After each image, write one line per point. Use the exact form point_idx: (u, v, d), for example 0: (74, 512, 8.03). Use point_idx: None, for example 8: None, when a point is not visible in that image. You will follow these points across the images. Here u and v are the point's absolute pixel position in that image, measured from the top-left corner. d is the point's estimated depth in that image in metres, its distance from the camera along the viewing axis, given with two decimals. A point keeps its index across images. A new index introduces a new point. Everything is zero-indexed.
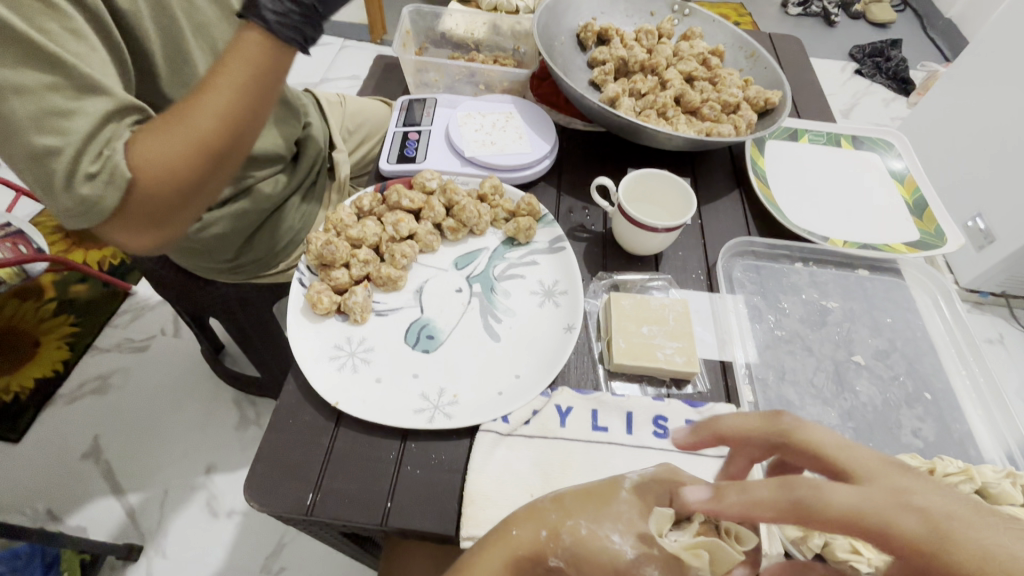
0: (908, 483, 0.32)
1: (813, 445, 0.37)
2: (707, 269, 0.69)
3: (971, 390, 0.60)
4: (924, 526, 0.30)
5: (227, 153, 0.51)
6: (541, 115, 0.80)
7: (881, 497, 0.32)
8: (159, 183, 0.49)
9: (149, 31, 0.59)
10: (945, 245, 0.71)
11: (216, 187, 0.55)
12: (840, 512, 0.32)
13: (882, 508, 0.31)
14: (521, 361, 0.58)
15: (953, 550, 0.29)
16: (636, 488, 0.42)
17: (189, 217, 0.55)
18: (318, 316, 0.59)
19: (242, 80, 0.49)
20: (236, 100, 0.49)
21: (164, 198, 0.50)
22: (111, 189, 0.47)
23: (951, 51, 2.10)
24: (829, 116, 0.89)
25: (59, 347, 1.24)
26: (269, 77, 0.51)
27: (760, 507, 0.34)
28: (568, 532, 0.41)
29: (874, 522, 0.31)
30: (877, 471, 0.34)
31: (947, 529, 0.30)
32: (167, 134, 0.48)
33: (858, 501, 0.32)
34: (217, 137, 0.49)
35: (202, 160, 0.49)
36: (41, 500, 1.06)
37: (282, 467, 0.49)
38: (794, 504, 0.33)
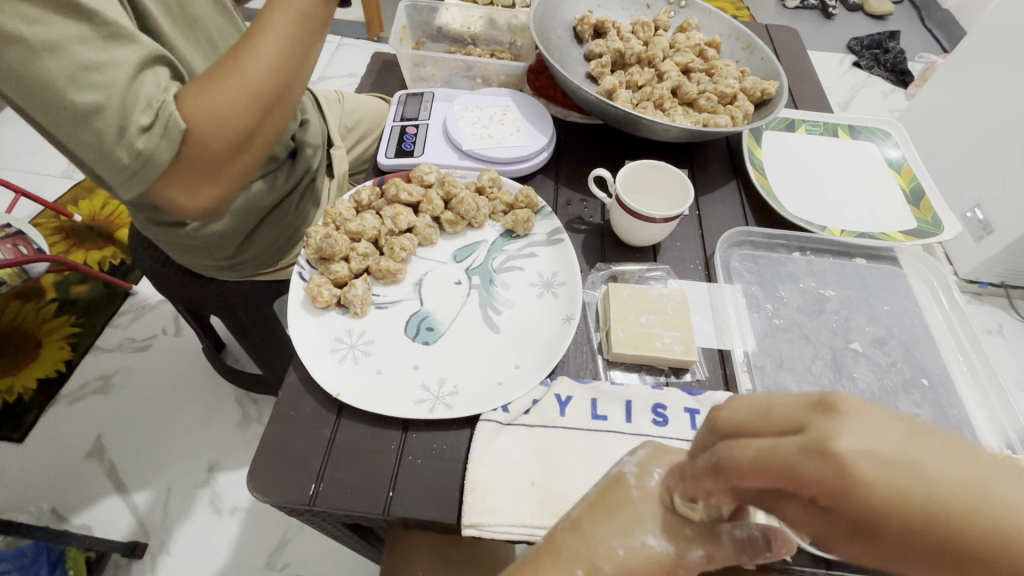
0: (831, 426, 0.27)
1: (739, 422, 0.33)
2: (705, 259, 0.69)
3: (969, 377, 0.60)
4: (840, 478, 0.27)
5: (273, 104, 0.55)
6: (538, 108, 0.80)
7: (790, 449, 0.28)
8: (213, 132, 0.51)
9: (151, 19, 0.60)
10: (942, 233, 0.71)
11: (263, 145, 0.58)
12: (749, 469, 0.30)
13: (789, 459, 0.28)
14: (519, 352, 0.58)
15: (868, 489, 0.26)
16: (639, 478, 0.42)
17: (236, 176, 0.58)
18: (318, 308, 0.59)
19: (283, 33, 0.53)
20: (278, 50, 0.53)
21: (216, 148, 0.52)
22: (167, 140, 0.49)
23: (950, 42, 2.10)
24: (826, 107, 0.89)
25: (62, 347, 1.25)
26: (306, 32, 0.55)
27: (701, 478, 0.34)
28: (608, 560, 0.39)
29: (783, 477, 0.28)
30: (800, 419, 0.29)
31: (867, 474, 0.26)
32: (218, 83, 0.51)
33: (767, 463, 0.29)
34: (266, 86, 0.53)
35: (252, 109, 0.53)
36: (47, 499, 1.07)
37: (283, 458, 0.50)
38: (716, 467, 0.32)
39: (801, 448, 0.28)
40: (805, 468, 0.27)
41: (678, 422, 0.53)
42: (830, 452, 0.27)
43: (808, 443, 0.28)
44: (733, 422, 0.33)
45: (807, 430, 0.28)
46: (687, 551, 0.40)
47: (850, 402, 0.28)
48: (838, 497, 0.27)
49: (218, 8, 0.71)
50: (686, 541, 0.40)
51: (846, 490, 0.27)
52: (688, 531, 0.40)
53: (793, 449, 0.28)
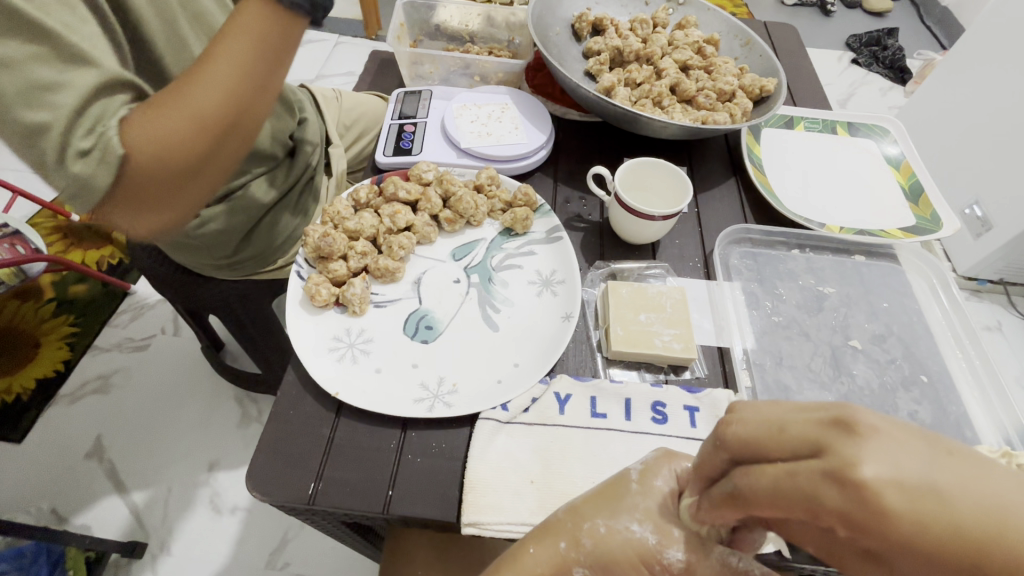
0: (854, 452, 0.28)
1: (749, 444, 0.33)
2: (704, 257, 0.69)
3: (968, 373, 0.60)
4: (865, 506, 0.28)
5: (225, 132, 0.49)
6: (537, 106, 0.80)
7: (808, 474, 0.29)
8: (154, 161, 0.47)
9: (144, 18, 0.59)
10: (940, 230, 0.71)
11: (222, 169, 0.53)
12: (766, 499, 0.31)
13: (808, 485, 0.29)
14: (519, 350, 0.58)
15: (896, 519, 0.27)
16: (643, 477, 0.43)
17: (196, 202, 0.54)
18: (316, 307, 0.59)
19: (240, 55, 0.46)
20: (234, 76, 0.46)
21: (160, 177, 0.48)
22: (104, 167, 0.46)
23: (948, 39, 2.10)
24: (825, 104, 0.89)
25: (60, 346, 1.25)
26: (272, 52, 0.48)
27: (716, 508, 0.34)
28: (587, 535, 0.41)
29: (804, 506, 0.29)
30: (819, 440, 0.30)
31: (890, 501, 0.27)
32: (164, 110, 0.46)
33: (783, 492, 0.30)
34: (214, 113, 0.47)
35: (198, 141, 0.47)
36: (46, 499, 1.07)
37: (282, 457, 0.50)
38: (732, 495, 0.33)
39: (819, 473, 0.29)
40: (825, 494, 0.28)
41: (677, 420, 0.53)
42: (853, 480, 0.28)
43: (827, 469, 0.29)
44: (740, 442, 0.34)
45: (825, 453, 0.29)
46: (667, 548, 0.40)
47: (864, 419, 0.29)
48: (860, 525, 0.28)
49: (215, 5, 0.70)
50: (670, 539, 0.40)
51: (871, 521, 0.28)
52: (677, 532, 0.41)
53: (812, 476, 0.29)
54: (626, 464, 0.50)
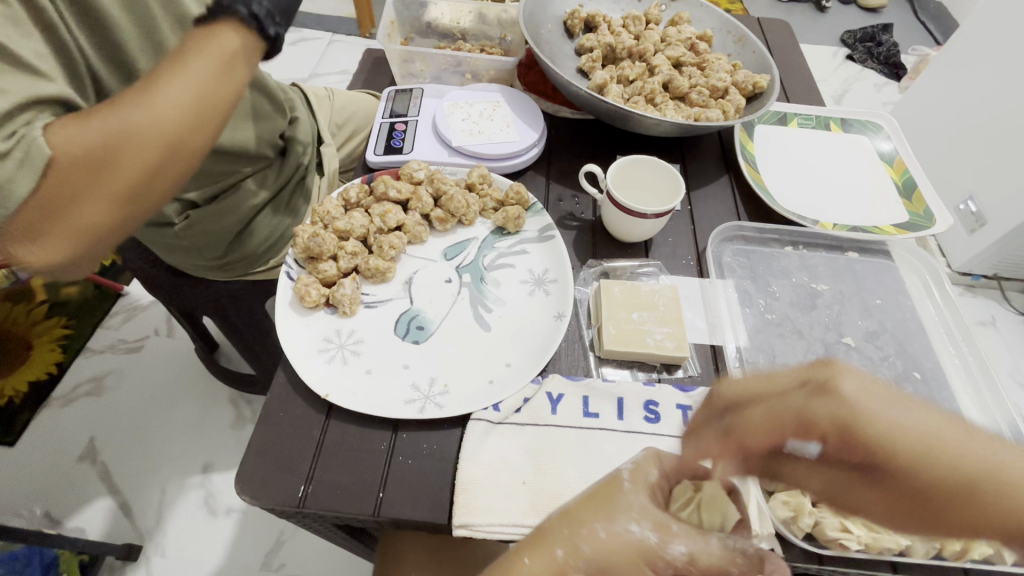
0: (831, 375, 0.40)
1: (747, 391, 0.44)
2: (697, 255, 0.69)
3: (961, 370, 0.60)
4: (841, 408, 0.38)
5: (162, 150, 0.47)
6: (529, 103, 0.79)
7: (796, 396, 0.40)
8: (77, 169, 0.45)
9: (123, 22, 0.59)
10: (933, 226, 0.71)
11: (153, 197, 0.49)
12: (760, 422, 0.41)
13: (799, 403, 0.40)
14: (511, 350, 0.57)
15: (868, 423, 0.38)
16: (634, 475, 0.44)
17: (115, 232, 0.49)
18: (306, 308, 0.59)
19: (185, 74, 0.47)
20: (175, 89, 0.46)
21: (78, 189, 0.45)
22: (23, 170, 0.43)
23: (942, 34, 2.10)
24: (819, 100, 0.89)
25: (52, 348, 1.22)
26: (220, 78, 0.49)
27: (710, 442, 0.45)
28: (587, 541, 0.40)
29: (795, 419, 0.40)
30: (800, 378, 0.41)
31: (863, 410, 0.38)
32: (96, 117, 0.45)
33: (777, 410, 0.40)
34: (149, 126, 0.45)
35: (124, 149, 0.45)
36: (39, 503, 1.06)
37: (272, 460, 0.49)
38: (728, 432, 0.43)
39: (807, 394, 0.40)
40: (816, 408, 0.39)
41: (670, 419, 0.53)
42: (834, 392, 0.38)
43: (813, 388, 0.39)
44: (737, 391, 0.44)
45: (810, 381, 0.40)
46: (669, 543, 0.40)
47: (841, 362, 0.40)
48: (847, 432, 0.38)
49: None
50: (670, 535, 0.40)
51: (850, 422, 0.38)
52: (676, 528, 0.41)
53: (801, 397, 0.40)
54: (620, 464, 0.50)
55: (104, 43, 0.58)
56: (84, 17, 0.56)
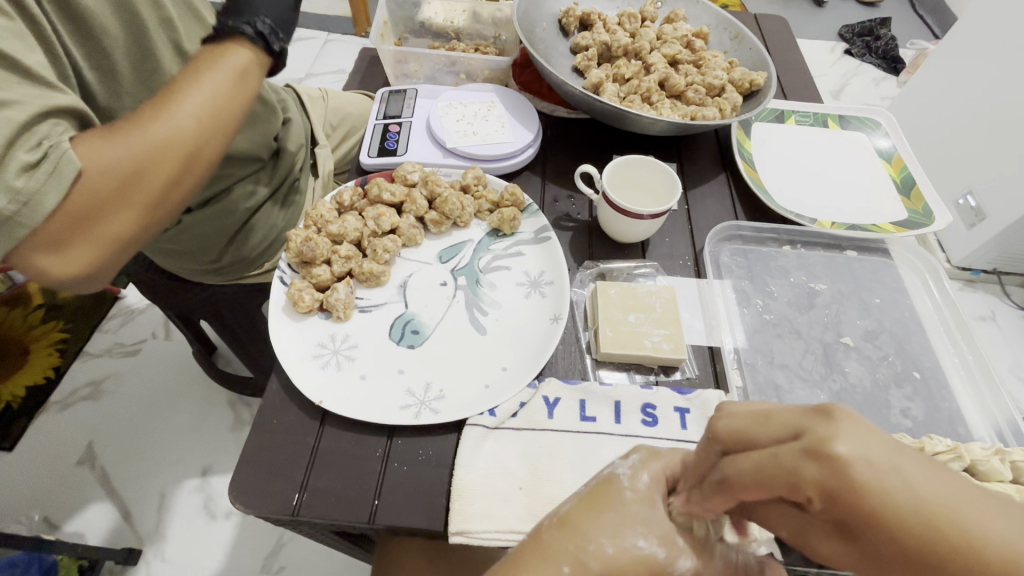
0: (833, 431, 0.28)
1: (738, 435, 0.33)
2: (694, 255, 0.68)
3: (960, 369, 0.59)
4: (837, 478, 0.27)
5: (188, 158, 0.48)
6: (524, 103, 0.78)
7: (789, 454, 0.29)
8: (108, 179, 0.44)
9: (114, 29, 0.58)
10: (932, 223, 0.70)
11: (171, 206, 0.50)
12: (750, 479, 0.31)
13: (788, 462, 0.29)
14: (507, 354, 0.57)
15: (864, 494, 0.27)
16: (634, 482, 0.42)
17: (133, 241, 0.48)
18: (300, 314, 0.58)
19: (208, 86, 0.49)
20: (210, 102, 0.48)
21: (106, 198, 0.44)
22: (51, 183, 0.41)
23: (940, 28, 2.09)
24: (816, 97, 0.88)
25: (50, 353, 1.22)
26: (238, 90, 0.51)
27: (709, 496, 0.35)
28: (595, 558, 0.39)
29: (783, 482, 0.29)
30: (802, 424, 0.30)
31: (862, 477, 0.27)
32: (128, 130, 0.45)
33: (764, 470, 0.30)
34: (179, 135, 0.46)
35: (168, 161, 0.46)
36: (37, 508, 1.05)
37: (266, 468, 0.49)
38: (721, 483, 0.33)
39: (800, 451, 0.29)
40: (806, 470, 0.28)
41: (667, 422, 0.53)
42: (828, 455, 0.28)
43: (807, 447, 0.29)
44: (731, 433, 0.34)
45: (805, 434, 0.29)
46: (676, 559, 0.39)
47: (843, 409, 0.29)
48: (836, 499, 0.28)
49: (187, 7, 0.68)
50: (676, 549, 0.40)
51: (843, 491, 0.27)
52: (681, 540, 0.40)
53: (793, 454, 0.29)
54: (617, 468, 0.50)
55: (95, 50, 0.57)
56: (73, 25, 0.55)
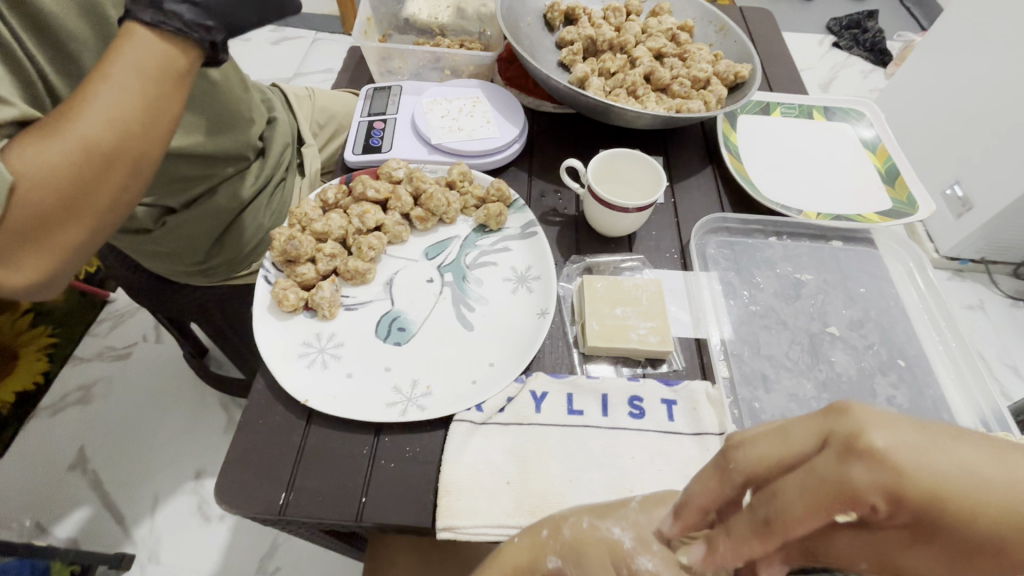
0: (851, 424, 0.29)
1: (763, 461, 0.32)
2: (681, 248, 0.68)
3: (944, 356, 0.60)
4: (887, 471, 0.27)
5: (128, 161, 0.46)
6: (508, 99, 0.78)
7: (826, 462, 0.28)
8: (45, 190, 0.42)
9: (83, 31, 0.57)
10: (916, 213, 0.71)
11: (121, 207, 0.49)
12: (799, 508, 0.28)
13: (831, 473, 0.28)
14: (495, 349, 0.57)
15: (916, 480, 0.27)
16: (646, 502, 0.42)
17: (84, 246, 0.48)
18: (285, 313, 0.58)
19: (138, 81, 0.45)
20: (138, 95, 0.45)
21: (47, 212, 0.43)
22: None
23: (927, 20, 2.10)
24: (803, 89, 0.88)
25: (38, 358, 1.19)
26: (173, 82, 0.48)
27: (743, 538, 0.31)
28: (570, 527, 0.42)
29: (837, 496, 0.28)
30: (824, 429, 0.30)
31: (908, 463, 0.27)
32: (52, 135, 0.42)
33: (808, 490, 0.28)
34: (110, 139, 0.44)
35: (100, 165, 0.44)
36: (28, 514, 1.04)
37: (253, 469, 0.48)
38: (763, 524, 0.30)
39: (837, 455, 0.28)
40: (852, 473, 0.27)
41: (655, 414, 0.53)
42: (866, 448, 0.28)
43: (840, 448, 0.28)
44: (751, 462, 0.32)
45: (832, 437, 0.29)
46: (640, 554, 0.39)
47: (856, 403, 0.29)
48: (899, 497, 0.27)
49: None
50: (645, 547, 0.39)
51: (898, 483, 0.27)
52: (656, 547, 0.39)
53: (829, 461, 0.28)
54: (603, 462, 0.50)
55: (63, 50, 0.56)
56: (38, 29, 0.54)
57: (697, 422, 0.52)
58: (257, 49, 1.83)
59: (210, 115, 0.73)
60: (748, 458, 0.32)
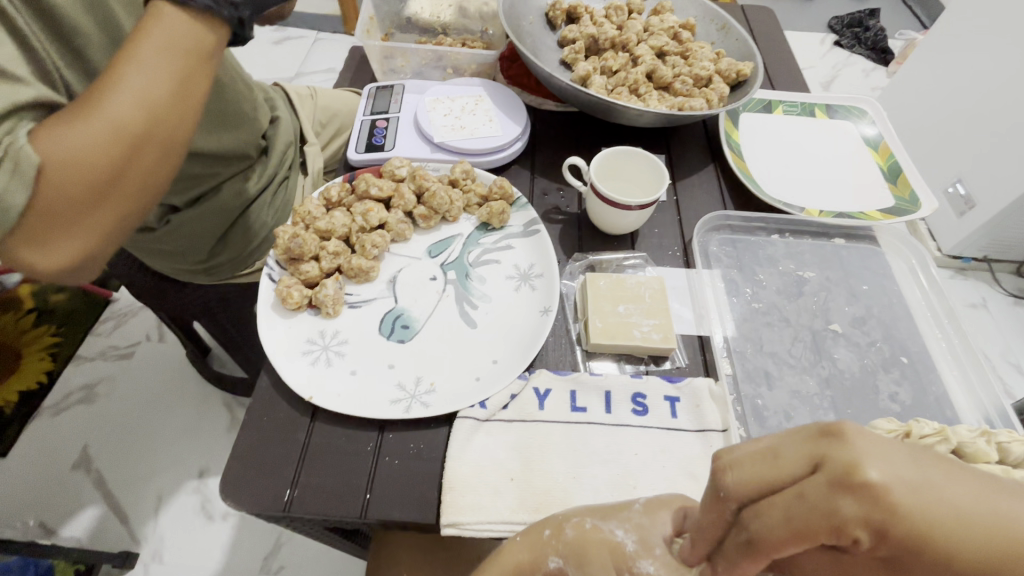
0: (850, 454, 0.29)
1: (755, 483, 0.32)
2: (683, 245, 0.68)
3: (947, 353, 0.60)
4: (880, 508, 0.28)
5: (156, 144, 0.46)
6: (510, 97, 0.78)
7: (817, 490, 0.29)
8: (74, 175, 0.43)
9: (88, 28, 0.58)
10: (919, 210, 0.71)
11: (152, 193, 0.50)
12: (787, 535, 0.30)
13: (824, 503, 0.29)
14: (498, 346, 0.57)
15: (905, 516, 0.28)
16: (648, 506, 0.42)
17: (118, 232, 0.49)
18: (289, 310, 0.58)
19: (165, 62, 0.45)
20: (165, 75, 0.45)
21: (80, 195, 0.44)
22: (17, 181, 0.41)
23: (929, 18, 2.09)
24: (805, 87, 0.88)
25: (42, 358, 1.21)
26: (197, 63, 0.47)
27: (733, 560, 0.32)
28: (573, 527, 0.42)
29: (828, 527, 0.29)
30: (816, 453, 0.30)
31: (899, 498, 0.28)
32: (82, 118, 0.43)
33: (798, 515, 0.29)
34: (139, 121, 0.44)
35: (129, 148, 0.44)
36: (32, 513, 1.05)
37: (257, 465, 0.49)
38: (748, 545, 0.31)
39: (828, 484, 0.29)
40: (844, 505, 0.29)
41: (658, 411, 0.53)
42: (860, 482, 0.29)
43: (835, 478, 0.29)
44: (744, 483, 0.32)
45: (826, 463, 0.30)
46: (642, 557, 0.39)
47: (851, 427, 0.30)
48: (883, 528, 0.29)
49: None
50: (648, 551, 0.39)
51: (887, 520, 0.29)
52: (658, 550, 0.39)
53: (821, 490, 0.29)
54: (606, 459, 0.50)
55: (69, 47, 0.57)
56: (46, 25, 0.55)
57: (700, 419, 0.52)
58: (259, 50, 1.84)
59: (214, 113, 0.73)
60: (736, 479, 0.32)
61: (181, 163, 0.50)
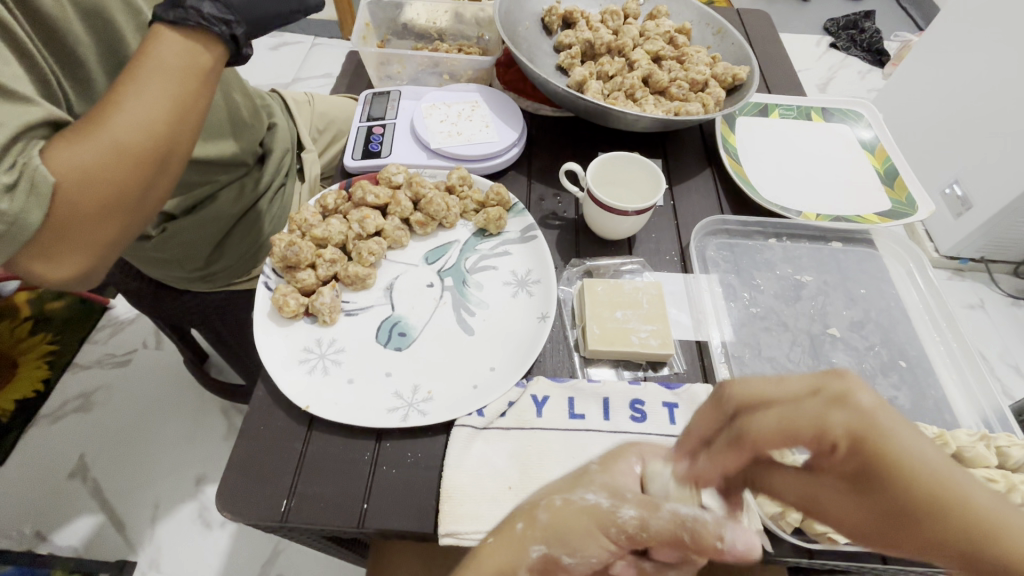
0: (847, 385, 0.34)
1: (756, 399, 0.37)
2: (681, 250, 0.68)
3: (945, 356, 0.60)
4: (862, 423, 0.32)
5: (159, 162, 0.47)
6: (507, 103, 0.78)
7: (812, 403, 0.34)
8: (84, 194, 0.43)
9: (84, 36, 0.57)
10: (916, 213, 0.71)
11: (153, 205, 0.50)
12: (774, 428, 0.34)
13: (814, 410, 0.33)
14: (495, 353, 0.57)
15: (885, 440, 0.32)
16: (603, 460, 0.43)
17: (120, 243, 0.50)
18: (286, 318, 0.58)
19: (168, 83, 0.46)
20: (169, 96, 0.45)
21: (89, 212, 0.44)
22: (34, 202, 0.41)
23: (925, 20, 2.10)
24: (800, 90, 0.88)
25: (39, 366, 1.20)
26: (199, 80, 0.48)
27: (721, 452, 0.38)
28: (545, 509, 0.40)
29: (811, 430, 0.33)
30: (818, 382, 0.35)
31: (881, 422, 0.32)
32: (91, 137, 0.43)
33: (788, 415, 0.34)
34: (145, 141, 0.45)
35: (136, 166, 0.45)
36: (29, 522, 1.04)
37: (253, 476, 0.48)
38: (737, 438, 0.36)
39: (824, 400, 0.34)
40: (832, 416, 0.33)
41: (656, 417, 0.53)
42: (852, 401, 0.33)
43: (831, 397, 0.34)
44: (747, 395, 0.37)
45: (824, 390, 0.34)
46: (620, 507, 0.39)
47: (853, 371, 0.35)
48: (860, 442, 0.32)
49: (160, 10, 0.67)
50: (623, 500, 0.39)
51: (865, 438, 0.32)
52: (631, 494, 0.40)
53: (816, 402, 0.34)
54: None
55: (65, 56, 0.56)
56: (41, 35, 0.54)
57: None
58: (256, 55, 1.84)
59: (210, 122, 0.74)
60: (741, 392, 0.38)
61: (182, 175, 0.51)
